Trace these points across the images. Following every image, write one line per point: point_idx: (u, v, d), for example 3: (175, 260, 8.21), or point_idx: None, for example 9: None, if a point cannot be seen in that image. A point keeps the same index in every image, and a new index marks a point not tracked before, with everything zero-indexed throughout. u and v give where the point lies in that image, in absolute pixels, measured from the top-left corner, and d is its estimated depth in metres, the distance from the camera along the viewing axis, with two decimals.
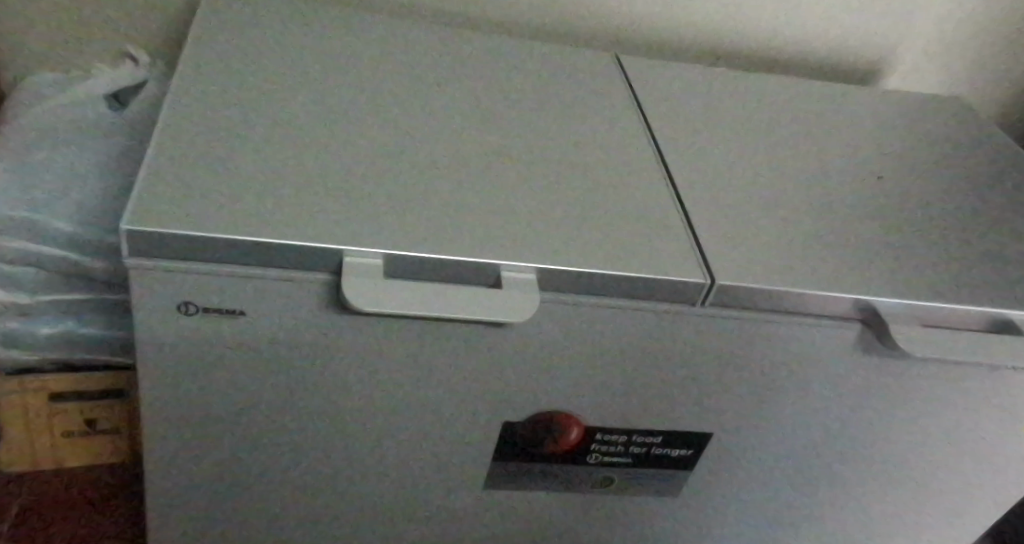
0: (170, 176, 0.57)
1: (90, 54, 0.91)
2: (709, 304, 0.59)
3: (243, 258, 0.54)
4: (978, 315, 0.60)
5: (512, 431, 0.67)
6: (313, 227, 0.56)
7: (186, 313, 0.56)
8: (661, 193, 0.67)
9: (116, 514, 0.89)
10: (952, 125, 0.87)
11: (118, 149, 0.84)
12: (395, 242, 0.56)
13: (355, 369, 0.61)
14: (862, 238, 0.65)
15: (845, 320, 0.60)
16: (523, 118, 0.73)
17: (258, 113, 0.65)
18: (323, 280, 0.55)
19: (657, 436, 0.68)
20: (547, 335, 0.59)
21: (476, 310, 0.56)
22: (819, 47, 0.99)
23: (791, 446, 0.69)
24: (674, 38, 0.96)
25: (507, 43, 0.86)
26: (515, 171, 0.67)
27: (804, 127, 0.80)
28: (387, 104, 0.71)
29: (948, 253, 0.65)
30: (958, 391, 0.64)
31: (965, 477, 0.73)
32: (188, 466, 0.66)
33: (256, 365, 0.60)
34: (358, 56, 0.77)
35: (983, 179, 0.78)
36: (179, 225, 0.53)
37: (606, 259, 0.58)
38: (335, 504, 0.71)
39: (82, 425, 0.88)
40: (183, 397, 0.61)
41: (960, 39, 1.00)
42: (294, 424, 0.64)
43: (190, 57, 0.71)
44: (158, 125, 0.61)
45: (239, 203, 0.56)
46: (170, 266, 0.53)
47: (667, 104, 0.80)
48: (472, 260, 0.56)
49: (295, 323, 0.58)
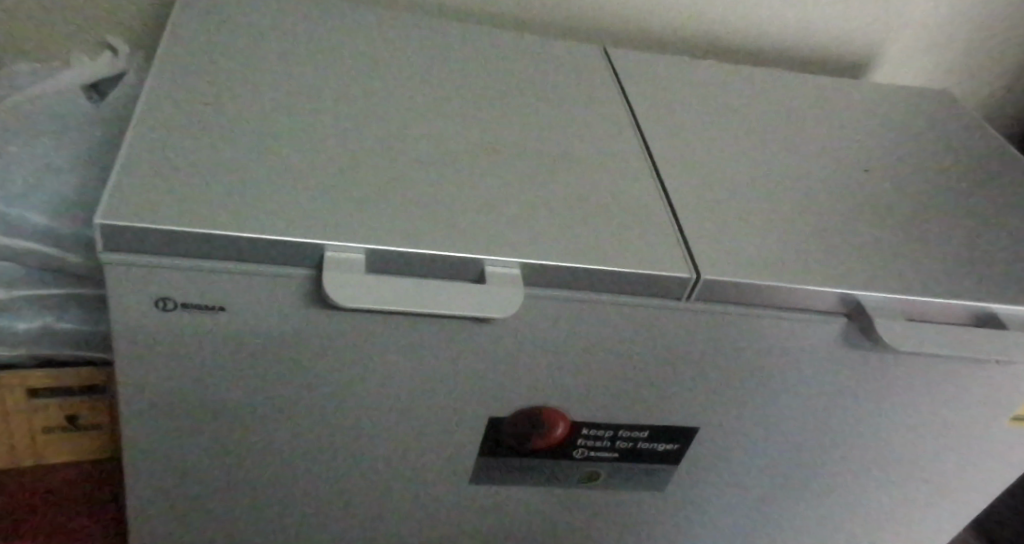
0: (143, 167, 0.54)
1: (69, 43, 0.90)
2: (695, 299, 0.57)
3: (217, 253, 0.51)
4: (960, 309, 0.62)
5: (496, 428, 0.65)
6: (291, 221, 0.53)
7: (161, 308, 0.53)
8: (648, 186, 0.66)
9: (97, 510, 0.90)
10: (932, 118, 0.88)
11: (92, 139, 0.81)
12: (377, 236, 0.53)
13: (336, 369, 0.58)
14: (847, 233, 0.66)
15: (830, 313, 0.60)
16: (511, 108, 0.72)
17: (241, 104, 0.63)
18: (300, 277, 0.53)
19: (645, 431, 0.67)
20: (534, 333, 0.58)
21: (460, 307, 0.53)
22: (800, 40, 1.00)
23: (777, 437, 0.69)
24: (656, 29, 0.97)
25: (496, 35, 0.85)
26: (501, 161, 0.65)
27: (789, 120, 0.81)
28: (374, 95, 0.69)
29: (931, 248, 0.67)
30: (939, 382, 0.66)
31: (944, 465, 0.74)
32: (170, 469, 0.64)
33: (233, 367, 0.57)
34: (346, 48, 0.76)
35: (963, 173, 0.79)
36: (148, 218, 0.50)
37: (593, 253, 0.56)
38: (317, 506, 0.70)
39: (63, 421, 0.88)
40: (163, 399, 0.59)
41: (939, 34, 1.02)
42: (275, 426, 0.62)
43: (172, 46, 0.69)
44: (137, 115, 0.59)
45: (214, 195, 0.53)
46: (145, 263, 0.50)
47: (654, 98, 0.80)
48: (455, 256, 0.54)
49: (271, 323, 0.55)
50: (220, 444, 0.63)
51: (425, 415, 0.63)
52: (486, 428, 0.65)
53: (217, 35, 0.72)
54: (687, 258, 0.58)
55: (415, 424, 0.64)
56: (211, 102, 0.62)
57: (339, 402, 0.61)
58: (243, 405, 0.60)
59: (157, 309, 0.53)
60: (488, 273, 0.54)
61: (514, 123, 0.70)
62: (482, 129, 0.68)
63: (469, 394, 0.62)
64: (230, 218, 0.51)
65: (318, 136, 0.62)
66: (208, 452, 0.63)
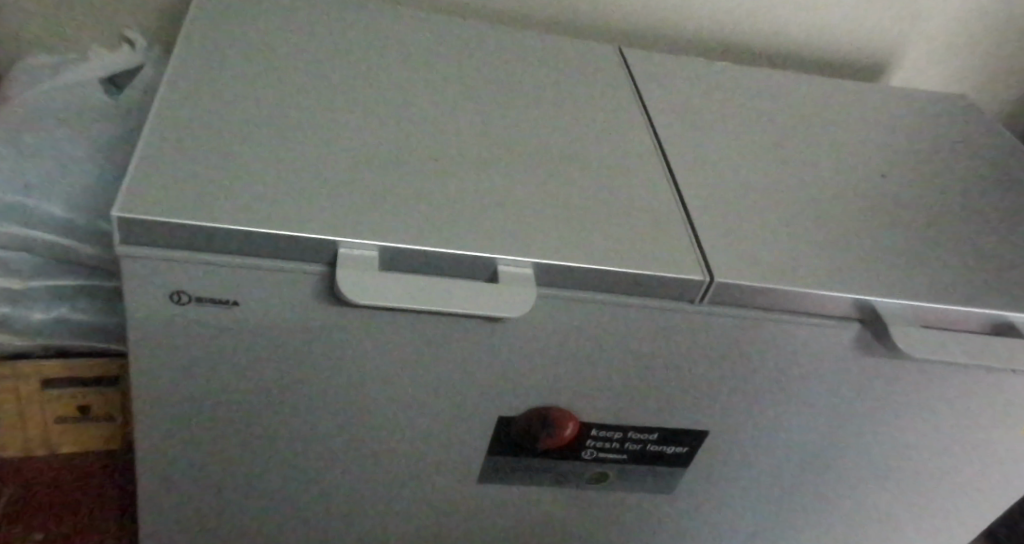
0: (160, 160, 0.54)
1: (88, 36, 0.90)
2: (709, 301, 0.57)
3: (231, 248, 0.51)
4: (977, 317, 0.61)
5: (506, 428, 0.65)
6: (306, 217, 0.53)
7: (176, 302, 0.53)
8: (662, 187, 0.66)
9: (108, 499, 0.90)
10: (950, 123, 0.88)
11: (109, 132, 0.81)
12: (391, 234, 0.53)
13: (346, 365, 0.58)
14: (863, 237, 0.65)
15: (844, 318, 0.60)
16: (525, 107, 0.72)
17: (257, 98, 0.64)
18: (314, 273, 0.53)
19: (654, 433, 0.67)
20: (545, 333, 0.57)
21: (472, 305, 0.53)
22: (820, 42, 1.00)
23: (788, 442, 0.69)
24: (673, 30, 0.97)
25: (513, 33, 0.85)
26: (516, 160, 0.65)
27: (805, 123, 0.81)
28: (389, 92, 0.69)
29: (947, 255, 0.66)
30: (953, 389, 0.65)
31: (958, 472, 0.73)
32: (182, 459, 0.64)
33: (245, 361, 0.57)
34: (361, 45, 0.76)
35: (980, 179, 0.78)
36: (166, 211, 0.50)
37: (607, 254, 0.56)
38: (326, 500, 0.70)
39: (76, 411, 0.88)
40: (177, 391, 0.59)
41: (959, 38, 1.01)
42: (286, 421, 0.62)
43: (190, 40, 0.69)
44: (154, 108, 0.59)
45: (229, 189, 0.54)
46: (160, 256, 0.51)
47: (670, 99, 0.80)
48: (468, 254, 0.54)
49: (283, 319, 0.55)
50: (232, 438, 0.63)
51: (435, 413, 0.63)
52: (496, 427, 0.65)
53: (235, 30, 0.73)
54: (701, 259, 0.58)
55: (424, 422, 0.64)
56: (227, 96, 0.63)
57: (349, 398, 0.61)
58: (255, 400, 0.60)
59: (171, 302, 0.53)
60: (500, 272, 0.54)
61: (529, 121, 0.70)
62: (496, 127, 0.68)
63: (480, 393, 0.62)
64: (244, 213, 0.52)
65: (334, 133, 0.62)
66: (219, 444, 0.63)
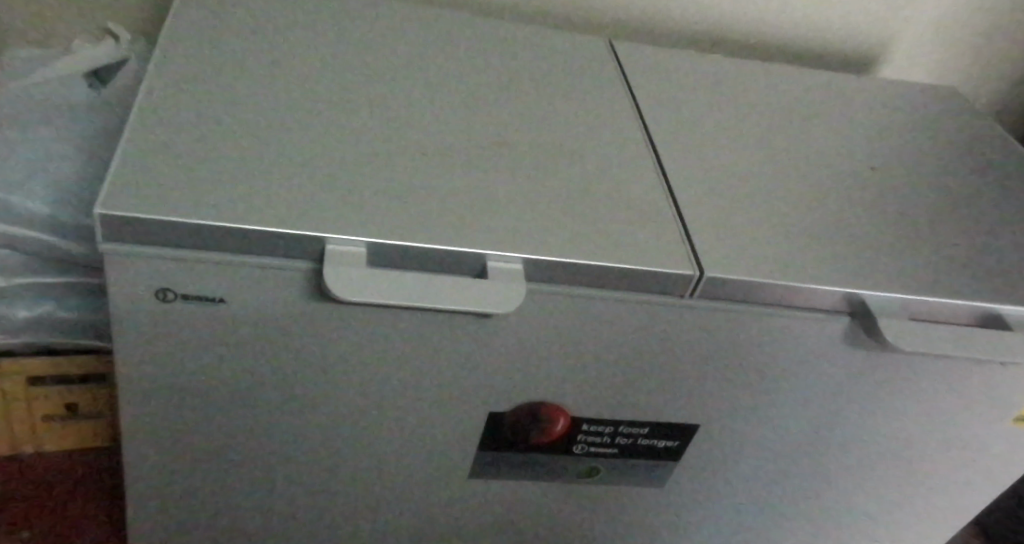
0: (144, 155, 0.54)
1: (71, 30, 0.89)
2: (698, 295, 0.57)
3: (216, 244, 0.50)
4: (965, 309, 0.61)
5: (496, 423, 0.65)
6: (293, 213, 0.52)
7: (161, 300, 0.53)
8: (651, 181, 0.65)
9: (98, 498, 0.89)
10: (939, 116, 0.88)
11: (93, 127, 0.81)
12: (379, 229, 0.53)
13: (334, 362, 0.58)
14: (852, 230, 0.65)
15: (834, 312, 0.60)
16: (514, 100, 0.72)
17: (242, 92, 0.63)
18: (301, 269, 0.52)
19: (645, 427, 0.67)
20: (534, 328, 0.57)
21: (462, 301, 0.53)
22: (810, 34, 1.00)
23: (778, 434, 0.69)
24: (663, 23, 0.96)
25: (502, 26, 0.85)
26: (504, 154, 0.64)
27: (795, 117, 0.81)
28: (375, 86, 0.69)
29: (936, 247, 0.66)
30: (942, 381, 0.65)
31: (947, 464, 0.74)
32: (169, 457, 0.64)
33: (232, 358, 0.57)
34: (348, 38, 0.75)
35: (969, 172, 0.78)
36: (150, 208, 0.49)
37: (597, 249, 0.56)
38: (315, 497, 0.70)
39: (63, 409, 0.88)
40: (164, 389, 0.58)
41: (948, 30, 1.01)
42: (274, 417, 0.62)
43: (175, 34, 0.68)
44: (137, 103, 0.58)
45: (214, 184, 0.53)
46: (145, 253, 0.50)
47: (660, 92, 0.80)
48: (457, 250, 0.53)
49: (270, 316, 0.54)
50: (219, 435, 0.63)
51: (425, 409, 0.63)
52: (486, 422, 0.65)
53: (220, 23, 0.72)
54: (691, 254, 0.58)
55: (414, 418, 0.63)
56: (212, 90, 0.62)
57: (338, 394, 0.60)
58: (243, 397, 0.60)
59: (156, 299, 0.53)
60: (489, 268, 0.54)
61: (518, 115, 0.70)
62: (486, 122, 0.68)
63: (469, 388, 0.61)
64: (230, 210, 0.51)
65: (321, 127, 0.61)
66: (207, 442, 0.63)
